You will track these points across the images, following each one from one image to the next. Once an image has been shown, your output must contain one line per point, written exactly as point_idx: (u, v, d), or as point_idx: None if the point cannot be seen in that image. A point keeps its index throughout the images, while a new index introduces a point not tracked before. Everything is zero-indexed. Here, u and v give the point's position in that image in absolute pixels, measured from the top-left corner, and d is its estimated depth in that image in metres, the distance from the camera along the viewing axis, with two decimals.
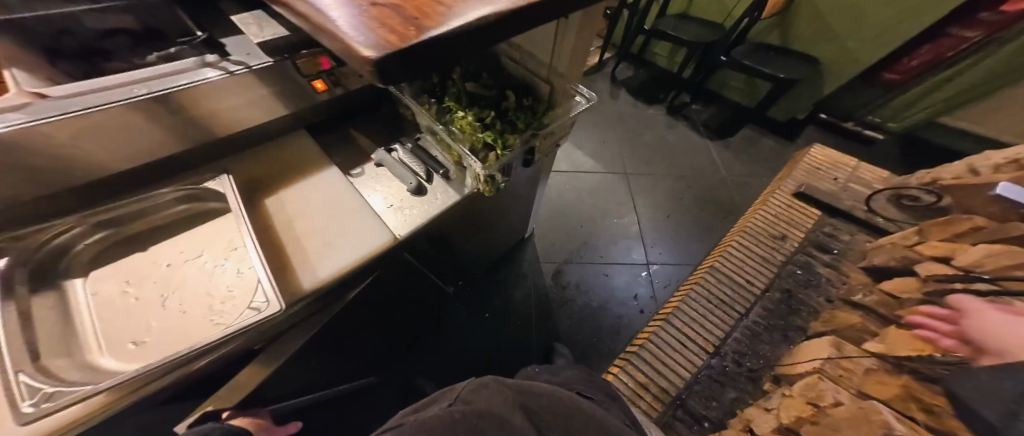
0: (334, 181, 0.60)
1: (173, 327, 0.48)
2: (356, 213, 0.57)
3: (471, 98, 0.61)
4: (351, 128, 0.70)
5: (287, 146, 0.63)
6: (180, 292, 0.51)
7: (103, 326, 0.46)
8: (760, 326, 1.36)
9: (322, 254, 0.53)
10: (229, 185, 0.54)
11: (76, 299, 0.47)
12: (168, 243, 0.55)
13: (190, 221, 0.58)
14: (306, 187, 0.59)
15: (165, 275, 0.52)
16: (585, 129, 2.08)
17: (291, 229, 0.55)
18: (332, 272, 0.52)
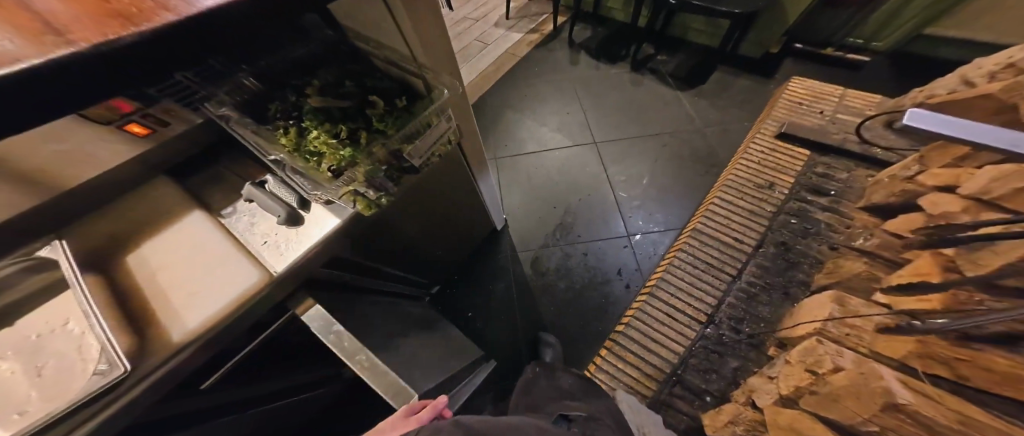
0: (196, 227, 0.58)
1: (55, 388, 0.46)
2: (222, 258, 0.56)
3: (323, 112, 0.52)
4: (223, 165, 0.66)
5: (147, 197, 0.60)
6: (53, 358, 0.49)
7: None
8: (755, 287, 1.25)
9: (183, 310, 0.51)
10: (64, 250, 0.52)
11: None
12: (33, 313, 0.53)
13: (52, 289, 0.55)
14: (168, 237, 0.57)
15: (29, 347, 0.50)
16: (548, 103, 1.95)
17: (155, 283, 0.54)
18: (198, 322, 0.50)
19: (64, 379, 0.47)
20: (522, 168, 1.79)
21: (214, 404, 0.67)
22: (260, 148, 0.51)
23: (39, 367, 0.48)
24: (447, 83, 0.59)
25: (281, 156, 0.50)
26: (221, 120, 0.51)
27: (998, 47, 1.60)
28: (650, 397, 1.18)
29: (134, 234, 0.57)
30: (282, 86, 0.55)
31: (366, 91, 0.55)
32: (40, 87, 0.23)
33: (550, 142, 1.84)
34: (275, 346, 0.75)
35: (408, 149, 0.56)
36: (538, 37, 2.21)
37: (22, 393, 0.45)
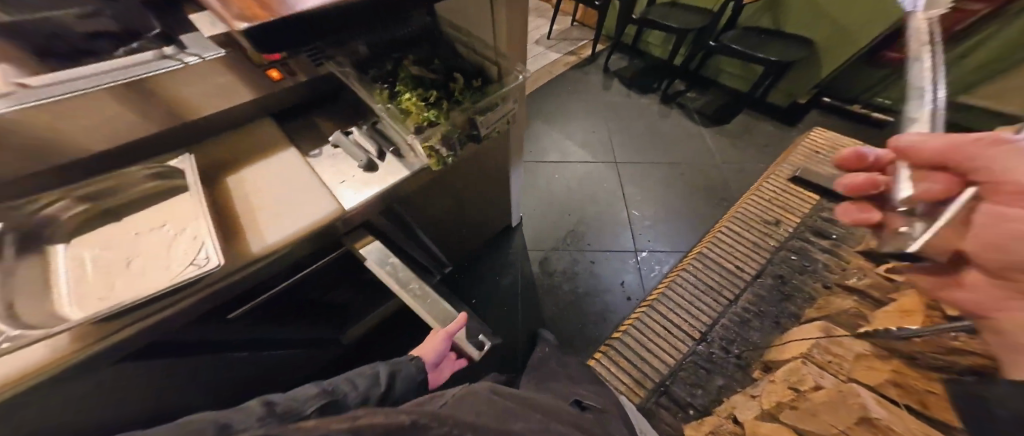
0: (289, 161, 0.66)
1: (135, 281, 0.51)
2: (310, 187, 0.63)
3: (418, 78, 0.64)
4: (313, 114, 0.76)
5: (250, 131, 0.70)
6: (142, 256, 0.54)
7: (82, 283, 0.51)
8: (749, 313, 1.33)
9: (269, 223, 0.58)
10: (188, 164, 0.61)
11: (57, 262, 0.52)
12: (138, 213, 0.60)
13: (159, 196, 0.62)
14: (264, 167, 0.65)
15: (129, 241, 0.56)
16: (577, 119, 2.09)
17: (247, 201, 0.61)
18: (279, 239, 0.57)
19: (149, 272, 0.52)
20: (545, 175, 1.90)
21: (239, 332, 0.74)
22: (364, 97, 0.62)
23: (133, 261, 0.54)
24: (519, 73, 0.69)
25: (380, 107, 0.62)
26: (337, 72, 0.63)
27: (1013, 123, 1.69)
28: (637, 403, 1.24)
29: (237, 160, 0.66)
30: (386, 52, 0.66)
31: (450, 70, 0.67)
32: (292, 27, 0.37)
33: (574, 155, 1.96)
34: (317, 284, 0.84)
35: (476, 121, 0.67)
36: (577, 59, 2.38)
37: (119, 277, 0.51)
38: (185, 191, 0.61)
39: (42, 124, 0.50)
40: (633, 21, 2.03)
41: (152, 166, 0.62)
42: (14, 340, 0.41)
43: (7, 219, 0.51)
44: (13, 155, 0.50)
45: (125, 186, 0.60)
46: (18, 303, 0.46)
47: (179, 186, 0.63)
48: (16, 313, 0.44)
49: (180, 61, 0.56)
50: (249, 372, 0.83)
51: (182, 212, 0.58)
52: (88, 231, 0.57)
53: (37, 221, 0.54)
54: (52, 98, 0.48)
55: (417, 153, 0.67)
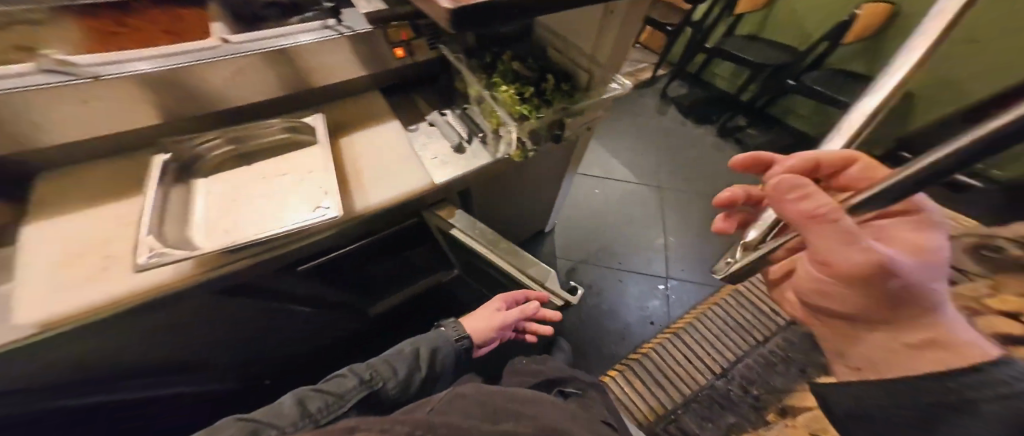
0: (392, 132, 0.73)
1: (259, 220, 0.54)
2: (406, 158, 0.69)
3: (521, 72, 0.70)
4: (414, 96, 0.83)
5: (361, 103, 0.77)
6: (267, 199, 0.57)
7: (218, 214, 0.55)
8: (775, 357, 1.30)
9: (371, 184, 0.65)
10: (319, 120, 0.65)
11: (197, 191, 0.57)
12: (267, 159, 0.63)
13: (286, 146, 0.65)
14: (369, 134, 0.72)
15: (259, 181, 0.59)
16: (627, 139, 2.11)
17: (354, 162, 0.68)
18: (379, 200, 0.63)
19: (274, 214, 0.55)
20: (588, 188, 1.93)
21: (313, 285, 0.79)
22: (470, 78, 0.68)
23: (260, 204, 0.56)
24: (609, 85, 0.74)
25: (484, 89, 0.67)
26: (450, 57, 0.70)
27: None
28: (644, 425, 1.23)
29: (349, 125, 0.73)
30: (494, 49, 0.74)
31: (548, 73, 0.73)
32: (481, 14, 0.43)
33: (618, 173, 1.98)
34: (375, 255, 0.88)
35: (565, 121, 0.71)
36: (633, 81, 2.41)
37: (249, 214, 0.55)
38: (313, 145, 0.65)
39: (216, 73, 0.57)
40: (704, 50, 2.04)
41: (287, 119, 0.66)
42: (161, 256, 0.44)
43: (171, 151, 0.57)
44: (187, 97, 0.58)
45: (259, 135, 0.64)
46: (165, 224, 0.50)
47: (306, 143, 0.66)
48: (164, 233, 0.49)
49: (339, 31, 0.62)
50: (307, 323, 0.89)
51: (316, 166, 0.61)
52: (221, 173, 0.61)
53: (189, 155, 0.59)
54: (243, 54, 0.57)
55: (503, 142, 0.72)
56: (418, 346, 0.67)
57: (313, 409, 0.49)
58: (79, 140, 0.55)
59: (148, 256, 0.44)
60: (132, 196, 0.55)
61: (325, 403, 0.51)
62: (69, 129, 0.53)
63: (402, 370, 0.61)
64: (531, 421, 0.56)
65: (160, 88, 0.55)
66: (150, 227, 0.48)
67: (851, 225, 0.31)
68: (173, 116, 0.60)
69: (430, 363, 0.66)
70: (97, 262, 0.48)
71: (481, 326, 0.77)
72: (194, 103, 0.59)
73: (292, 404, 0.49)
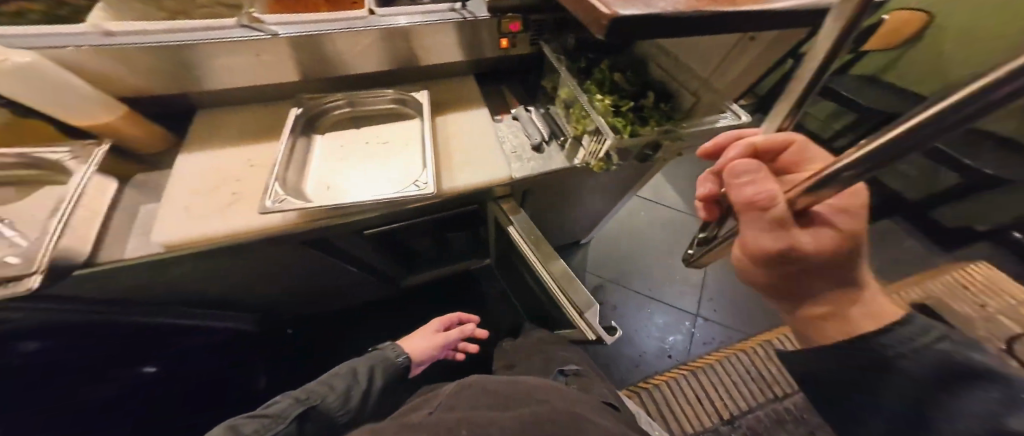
0: (483, 120, 0.75)
1: (364, 183, 0.59)
2: (490, 149, 0.70)
3: (614, 79, 0.66)
4: (507, 88, 0.84)
5: (458, 87, 0.79)
6: (371, 164, 0.62)
7: (326, 170, 0.60)
8: (789, 415, 1.29)
9: (457, 167, 0.66)
10: (424, 97, 0.70)
11: (314, 146, 0.63)
12: (374, 127, 0.69)
13: (392, 117, 0.71)
14: (461, 118, 0.75)
15: (366, 147, 0.65)
16: (688, 164, 2.03)
17: (445, 143, 0.70)
18: (464, 184, 0.64)
19: (377, 178, 0.60)
20: (637, 206, 1.88)
21: (379, 250, 0.84)
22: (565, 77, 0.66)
23: (367, 166, 0.61)
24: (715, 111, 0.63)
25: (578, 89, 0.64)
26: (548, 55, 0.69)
27: None
28: None
29: (445, 105, 0.76)
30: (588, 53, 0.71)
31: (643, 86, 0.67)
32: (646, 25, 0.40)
33: (670, 198, 1.91)
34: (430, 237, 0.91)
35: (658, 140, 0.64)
36: None
37: (356, 175, 0.60)
38: (414, 120, 0.70)
39: (348, 40, 0.62)
40: None
41: (400, 92, 0.72)
42: (283, 204, 0.48)
43: (304, 105, 0.65)
44: (319, 59, 0.63)
45: (372, 103, 0.70)
46: (290, 171, 0.56)
47: (408, 116, 0.71)
48: (287, 181, 0.54)
49: (463, 16, 0.65)
50: (357, 284, 0.94)
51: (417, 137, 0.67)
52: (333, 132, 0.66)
53: (317, 111, 0.66)
54: (379, 28, 0.62)
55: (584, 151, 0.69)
56: (357, 366, 0.63)
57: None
58: (230, 84, 0.62)
59: (275, 201, 0.48)
60: (264, 140, 0.60)
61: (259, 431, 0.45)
62: (228, 76, 0.61)
63: (344, 389, 0.57)
64: (541, 405, 0.50)
65: (301, 47, 0.60)
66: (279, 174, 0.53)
67: (786, 218, 0.29)
68: (302, 74, 0.66)
69: (374, 385, 0.61)
70: (227, 196, 0.52)
71: (423, 346, 0.76)
72: (325, 67, 0.65)
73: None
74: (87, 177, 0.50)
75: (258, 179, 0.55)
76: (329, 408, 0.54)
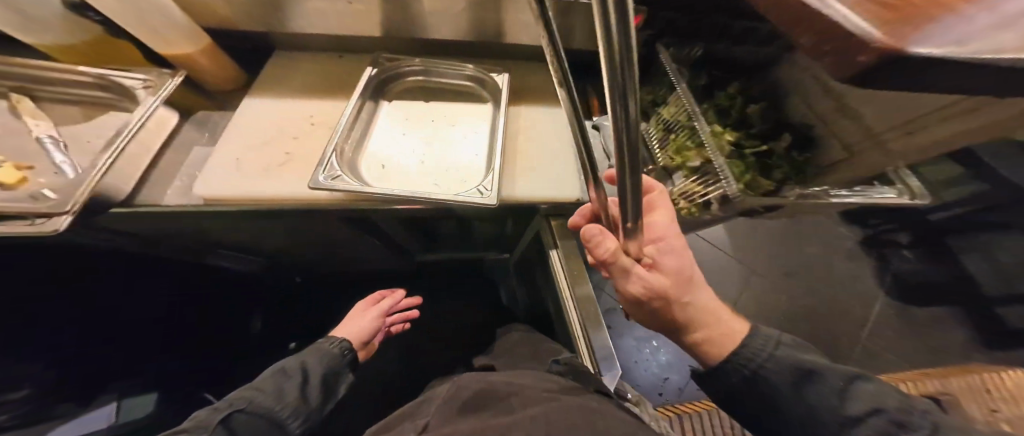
0: (560, 120, 0.65)
1: (419, 171, 0.52)
2: (561, 160, 0.60)
3: (739, 116, 0.62)
4: (593, 87, 0.73)
5: (539, 76, 0.69)
6: (429, 148, 0.55)
7: (376, 145, 0.54)
8: None
9: (521, 173, 0.58)
10: (505, 83, 0.62)
11: (375, 114, 0.57)
12: (441, 105, 0.62)
13: (464, 97, 0.63)
14: (536, 113, 0.65)
15: (430, 126, 0.58)
16: None
17: (513, 139, 0.61)
18: (525, 196, 0.55)
19: (435, 165, 0.54)
20: None
21: (412, 230, 0.78)
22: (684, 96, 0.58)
23: (427, 150, 0.55)
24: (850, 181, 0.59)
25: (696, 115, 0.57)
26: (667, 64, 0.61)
27: None
28: None
29: (523, 94, 0.67)
30: (714, 80, 0.66)
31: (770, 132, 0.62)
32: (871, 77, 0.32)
33: None
34: (461, 228, 0.83)
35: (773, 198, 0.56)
36: None
37: (414, 160, 0.53)
38: (486, 106, 0.63)
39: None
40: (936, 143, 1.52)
41: (479, 70, 0.63)
42: (335, 183, 0.43)
43: (377, 66, 0.59)
44: (399, 14, 0.56)
45: (448, 75, 0.63)
46: (350, 138, 0.51)
47: (483, 99, 0.64)
48: (342, 153, 0.48)
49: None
50: (382, 256, 0.90)
51: (488, 127, 0.60)
52: (398, 101, 0.60)
53: (387, 74, 0.60)
54: None
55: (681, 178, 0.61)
56: (287, 364, 0.57)
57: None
58: (303, 25, 0.57)
59: (329, 177, 0.44)
60: (331, 98, 0.55)
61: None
62: (310, 20, 0.56)
63: (279, 389, 0.52)
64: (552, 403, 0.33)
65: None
66: (338, 143, 0.48)
67: (626, 263, 0.34)
68: (377, 29, 0.59)
69: (308, 384, 0.55)
70: (282, 153, 0.47)
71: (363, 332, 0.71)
72: (408, 27, 0.58)
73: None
74: (151, 110, 0.48)
75: (317, 141, 0.49)
76: (259, 410, 0.49)
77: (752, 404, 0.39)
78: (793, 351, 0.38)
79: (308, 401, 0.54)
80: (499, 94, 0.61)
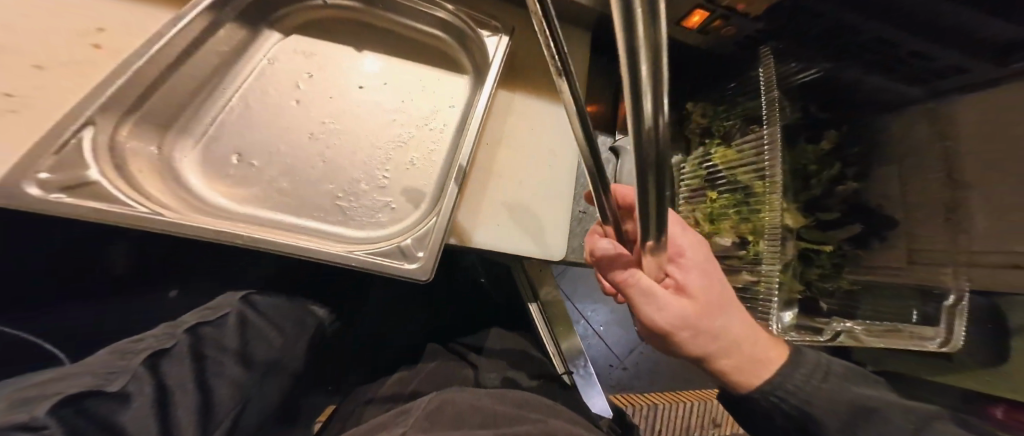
0: (565, 130, 0.43)
1: (307, 174, 0.32)
2: (550, 194, 0.41)
3: (819, 191, 0.47)
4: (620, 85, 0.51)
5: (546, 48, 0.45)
6: (344, 136, 0.33)
7: (245, 115, 0.32)
8: None
9: (489, 206, 0.38)
10: (498, 52, 0.37)
11: (257, 54, 0.34)
12: (383, 57, 0.37)
13: (426, 55, 0.39)
14: (538, 110, 0.43)
15: (355, 95, 0.35)
16: None
17: (495, 149, 0.40)
18: (486, 246, 0.36)
19: (339, 173, 0.32)
20: None
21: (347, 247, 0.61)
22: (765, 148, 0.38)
23: (339, 141, 0.33)
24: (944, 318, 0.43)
25: (766, 184, 0.39)
26: (767, 90, 0.40)
27: None
28: None
29: (522, 72, 0.44)
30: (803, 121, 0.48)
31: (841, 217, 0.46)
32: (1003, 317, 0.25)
33: None
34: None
35: (799, 327, 0.42)
36: None
37: (307, 155, 0.32)
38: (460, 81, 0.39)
39: None
40: None
41: (458, 12, 0.37)
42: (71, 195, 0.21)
43: None
44: None
45: (405, 12, 0.37)
46: (160, 94, 0.29)
47: (462, 70, 0.40)
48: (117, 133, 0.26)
49: None
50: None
51: (453, 120, 0.37)
52: (316, 39, 0.36)
53: None
54: None
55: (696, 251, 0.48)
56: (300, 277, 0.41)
57: (176, 364, 0.26)
58: None
59: (63, 179, 0.22)
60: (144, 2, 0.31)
61: (196, 335, 0.28)
62: None
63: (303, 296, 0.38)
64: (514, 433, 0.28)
65: None
66: (113, 104, 0.26)
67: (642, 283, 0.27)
68: None
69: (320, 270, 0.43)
70: None
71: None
72: None
73: (145, 372, 0.24)
74: None
75: (81, 85, 0.27)
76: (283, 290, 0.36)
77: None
78: (847, 383, 0.29)
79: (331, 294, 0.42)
80: (485, 67, 0.38)
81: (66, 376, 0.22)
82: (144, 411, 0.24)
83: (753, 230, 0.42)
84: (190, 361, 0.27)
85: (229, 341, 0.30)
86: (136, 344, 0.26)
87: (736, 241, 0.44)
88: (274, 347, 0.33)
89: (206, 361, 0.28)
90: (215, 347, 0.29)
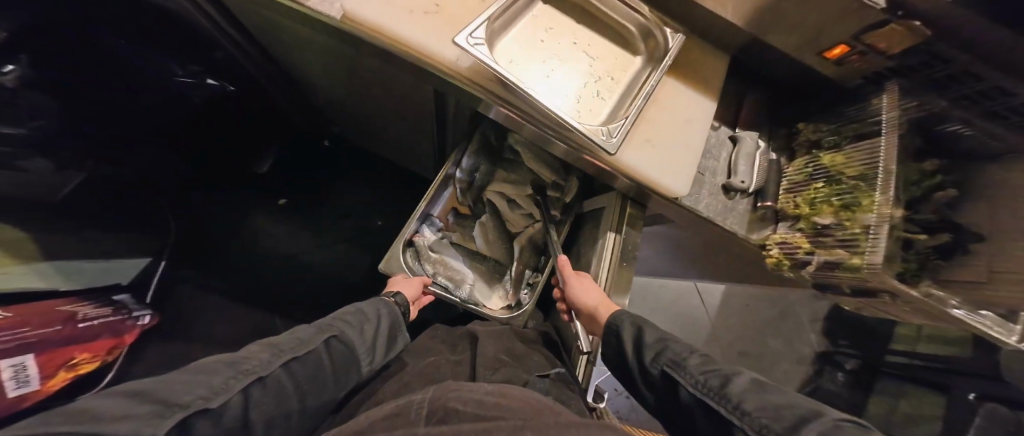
0: (702, 109, 0.56)
1: (548, 86, 0.50)
2: (683, 149, 0.54)
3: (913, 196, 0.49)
4: (750, 96, 0.63)
5: (701, 55, 0.58)
6: (567, 71, 0.52)
7: (514, 44, 0.50)
8: None
9: (640, 144, 0.53)
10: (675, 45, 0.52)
11: (528, 9, 0.52)
12: (595, 34, 0.55)
13: (621, 37, 0.56)
14: (687, 93, 0.56)
15: (577, 48, 0.53)
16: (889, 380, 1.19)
17: (649, 109, 0.54)
18: (634, 168, 0.51)
19: (561, 91, 0.50)
20: (746, 316, 1.48)
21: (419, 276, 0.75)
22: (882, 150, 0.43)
23: (560, 69, 0.51)
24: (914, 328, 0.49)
25: (879, 178, 0.43)
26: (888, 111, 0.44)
27: None
28: None
29: (682, 63, 0.57)
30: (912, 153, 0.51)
31: (934, 228, 0.49)
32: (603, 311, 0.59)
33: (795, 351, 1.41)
34: (473, 246, 0.83)
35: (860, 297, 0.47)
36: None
37: (546, 75, 0.50)
38: (638, 57, 0.56)
39: None
40: None
41: (656, 15, 0.54)
42: (474, 49, 0.40)
43: None
44: None
45: (620, 9, 0.53)
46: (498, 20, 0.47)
47: (636, 52, 0.56)
48: (490, 28, 0.45)
49: None
50: (422, 135, 0.88)
51: (624, 80, 0.54)
52: (559, 10, 0.54)
53: None
54: None
55: (779, 232, 0.56)
56: (373, 314, 0.62)
57: (260, 388, 0.39)
58: None
59: (475, 41, 0.41)
60: None
61: (284, 369, 0.43)
62: None
63: (360, 329, 0.58)
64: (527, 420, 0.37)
65: None
66: (495, 16, 0.45)
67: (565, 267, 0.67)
68: None
69: (382, 328, 0.61)
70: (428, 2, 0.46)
71: (413, 294, 0.71)
72: None
73: (240, 397, 0.36)
74: None
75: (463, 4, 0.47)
76: (349, 345, 0.54)
77: (656, 393, 0.46)
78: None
79: (376, 354, 0.59)
80: (654, 55, 0.54)
81: (207, 377, 0.35)
82: (231, 424, 0.34)
83: (850, 217, 0.46)
84: (268, 391, 0.40)
85: (296, 379, 0.44)
86: (241, 364, 0.39)
87: (834, 222, 0.48)
88: (321, 390, 0.48)
89: (280, 391, 0.42)
90: (290, 379, 0.44)
